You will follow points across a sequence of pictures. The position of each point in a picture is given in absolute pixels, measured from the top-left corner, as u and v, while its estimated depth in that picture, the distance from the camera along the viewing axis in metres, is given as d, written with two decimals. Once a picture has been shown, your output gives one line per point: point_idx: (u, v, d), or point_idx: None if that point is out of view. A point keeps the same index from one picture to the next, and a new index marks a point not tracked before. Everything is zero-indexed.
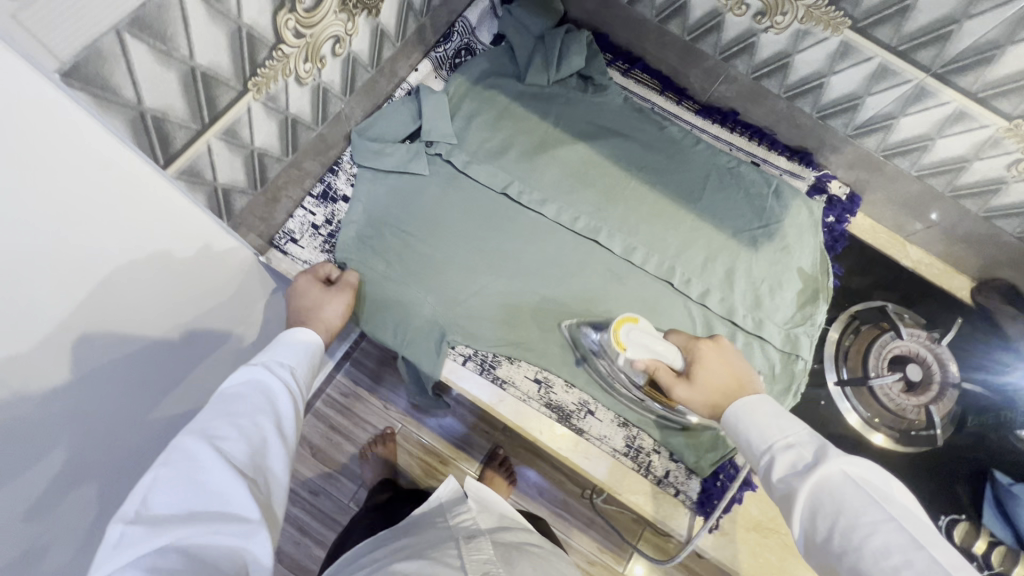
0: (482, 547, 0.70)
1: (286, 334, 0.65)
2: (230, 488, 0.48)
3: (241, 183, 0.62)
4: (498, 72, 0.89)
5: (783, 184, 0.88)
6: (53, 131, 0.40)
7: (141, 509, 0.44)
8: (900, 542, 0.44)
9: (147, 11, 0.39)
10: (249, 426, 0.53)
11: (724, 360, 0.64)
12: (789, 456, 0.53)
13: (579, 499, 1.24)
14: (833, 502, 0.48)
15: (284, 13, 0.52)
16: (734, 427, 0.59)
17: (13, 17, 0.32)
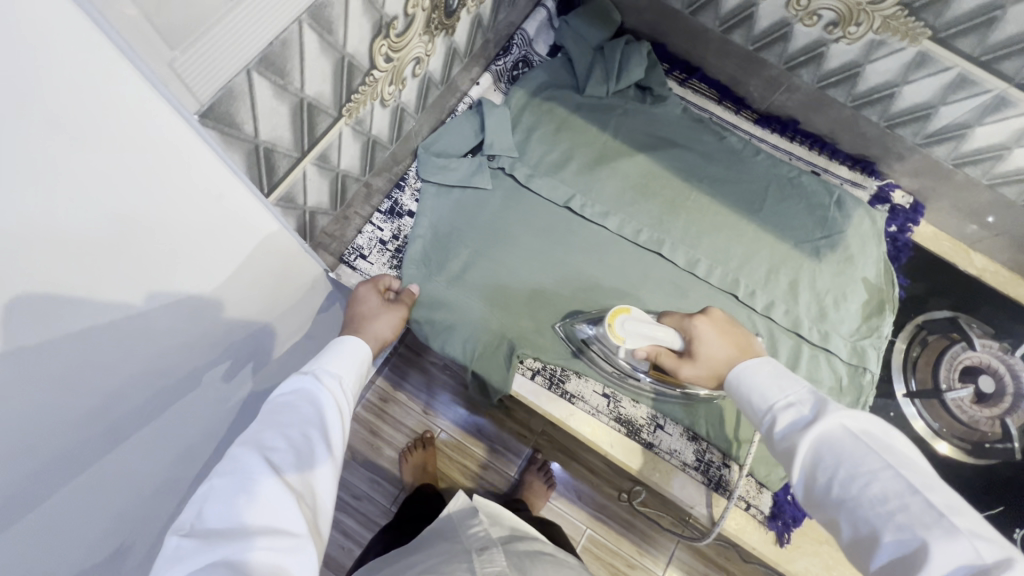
0: (494, 559, 0.72)
1: (336, 345, 0.64)
2: (278, 502, 0.45)
3: (325, 204, 0.63)
4: (557, 84, 0.89)
5: (845, 193, 0.87)
6: (188, 174, 0.39)
7: (197, 521, 0.43)
8: (898, 488, 0.43)
9: (272, 49, 0.40)
10: (298, 437, 0.51)
11: (720, 332, 0.62)
12: (790, 414, 0.52)
13: (617, 501, 1.24)
14: (832, 454, 0.47)
15: (380, 40, 0.53)
16: (738, 393, 0.58)
17: (170, 66, 0.33)
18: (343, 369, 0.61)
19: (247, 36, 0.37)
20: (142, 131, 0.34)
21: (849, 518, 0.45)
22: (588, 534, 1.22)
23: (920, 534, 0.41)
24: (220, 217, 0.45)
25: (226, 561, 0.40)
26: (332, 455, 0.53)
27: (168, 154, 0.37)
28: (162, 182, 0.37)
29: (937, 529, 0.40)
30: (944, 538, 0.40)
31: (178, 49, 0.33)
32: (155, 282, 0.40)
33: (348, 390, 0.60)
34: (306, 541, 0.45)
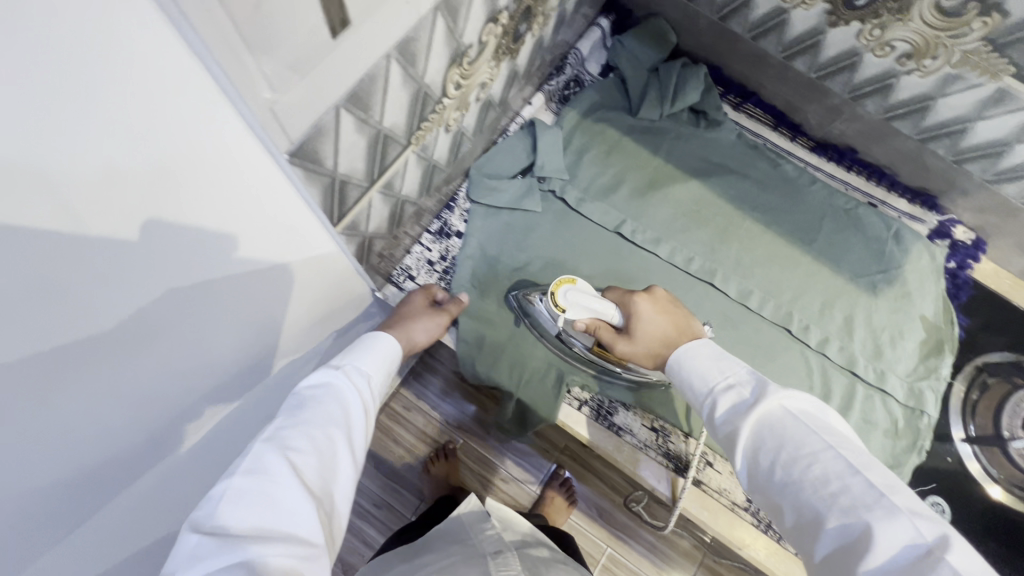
0: (507, 563, 0.69)
1: (363, 341, 0.61)
2: (298, 504, 0.42)
3: (383, 228, 0.62)
4: (610, 105, 0.88)
5: (904, 227, 0.85)
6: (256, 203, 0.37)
7: (216, 520, 0.39)
8: (837, 468, 0.40)
9: (361, 86, 0.39)
10: (323, 436, 0.48)
11: (661, 312, 0.61)
12: (731, 397, 0.50)
13: (623, 510, 1.23)
14: (774, 436, 0.44)
15: (454, 69, 0.51)
16: (677, 373, 0.56)
17: (270, 109, 0.32)
18: (371, 366, 0.58)
19: (341, 74, 0.36)
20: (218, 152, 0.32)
21: (790, 502, 0.42)
22: (608, 553, 1.21)
23: (863, 518, 0.37)
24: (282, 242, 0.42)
25: (244, 566, 0.37)
26: (353, 458, 0.50)
27: (245, 173, 0.35)
28: (231, 202, 0.35)
29: (877, 509, 0.37)
30: (884, 519, 0.37)
31: (278, 93, 0.32)
32: (197, 295, 0.38)
33: (372, 389, 0.57)
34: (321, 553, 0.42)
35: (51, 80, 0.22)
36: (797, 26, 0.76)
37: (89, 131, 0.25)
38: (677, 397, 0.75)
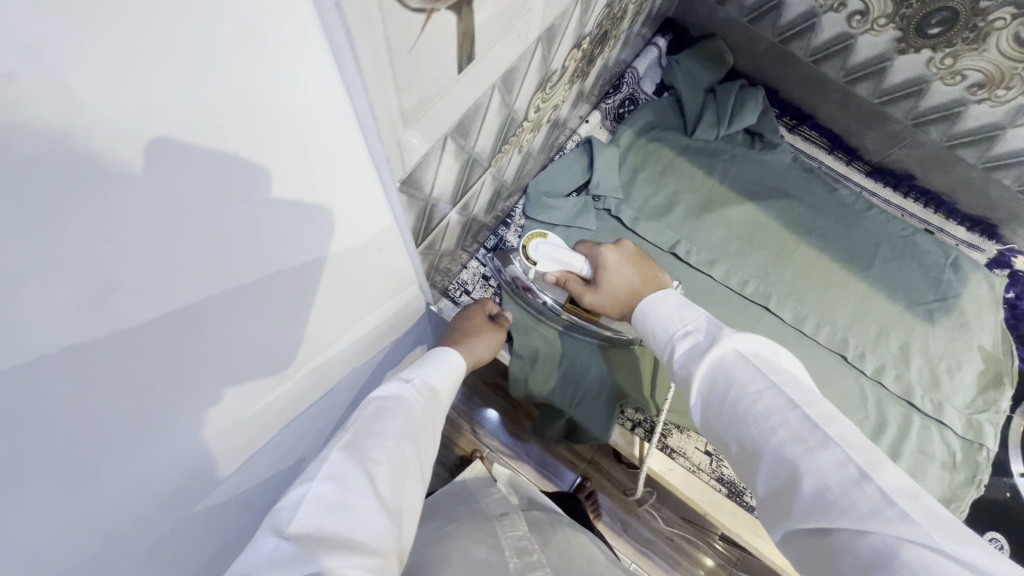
0: (515, 524, 0.68)
1: (430, 356, 0.62)
2: (372, 516, 0.41)
3: (452, 244, 0.64)
4: (664, 124, 0.88)
5: (962, 256, 0.83)
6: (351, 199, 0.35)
7: (296, 524, 0.38)
8: (779, 404, 0.40)
9: (467, 115, 0.40)
10: (396, 450, 0.47)
11: (626, 262, 0.62)
12: (687, 342, 0.50)
13: (643, 521, 1.22)
14: (725, 379, 0.44)
15: (538, 93, 0.52)
16: (641, 316, 0.57)
17: (397, 137, 0.33)
18: (438, 381, 0.58)
19: (457, 102, 0.37)
20: (337, 192, 0.33)
21: (735, 441, 0.42)
22: (633, 568, 1.19)
23: (796, 452, 0.38)
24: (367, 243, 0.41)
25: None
26: (422, 474, 0.50)
27: (357, 206, 0.36)
28: (336, 230, 0.36)
29: (813, 443, 0.37)
30: (818, 450, 0.37)
31: (407, 122, 0.33)
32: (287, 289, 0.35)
33: (438, 406, 0.57)
34: (391, 570, 0.41)
35: (236, 117, 0.23)
36: (864, 51, 0.75)
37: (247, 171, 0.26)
38: (644, 356, 0.75)
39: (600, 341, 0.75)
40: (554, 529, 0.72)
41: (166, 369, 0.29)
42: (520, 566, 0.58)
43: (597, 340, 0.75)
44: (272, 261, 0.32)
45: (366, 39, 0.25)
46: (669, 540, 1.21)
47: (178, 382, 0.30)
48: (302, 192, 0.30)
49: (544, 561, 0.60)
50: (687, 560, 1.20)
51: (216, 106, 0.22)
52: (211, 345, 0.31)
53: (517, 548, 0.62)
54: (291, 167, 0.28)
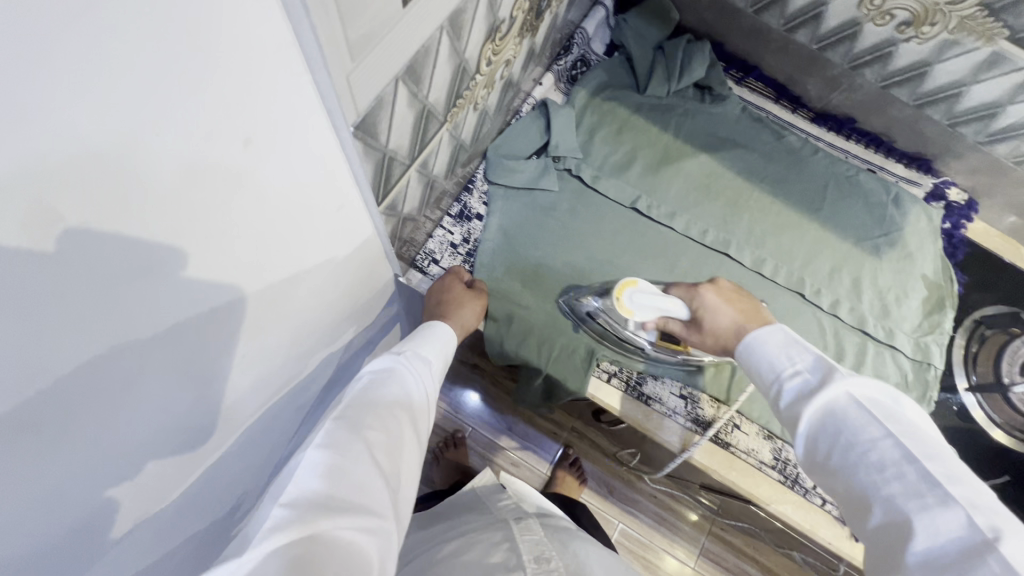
0: (533, 528, 0.66)
1: (417, 333, 0.62)
2: (370, 481, 0.41)
3: (415, 208, 0.63)
4: (617, 84, 0.89)
5: (902, 191, 0.88)
6: (300, 155, 0.35)
7: (297, 489, 0.38)
8: (894, 456, 0.40)
9: (417, 58, 0.40)
10: (388, 416, 0.47)
11: (729, 301, 0.61)
12: (796, 382, 0.50)
13: (628, 483, 1.26)
14: (836, 424, 0.45)
15: (488, 44, 0.52)
16: (746, 356, 0.56)
17: (347, 77, 0.33)
18: (432, 355, 0.59)
19: (405, 42, 0.37)
20: (289, 134, 0.33)
21: (846, 487, 0.43)
22: (620, 528, 1.23)
23: (909, 508, 0.38)
24: (325, 199, 0.42)
25: (316, 540, 0.36)
26: (417, 440, 0.50)
27: (306, 156, 0.36)
28: (287, 178, 0.36)
29: (930, 499, 0.37)
30: (936, 508, 0.37)
31: (356, 60, 0.33)
32: (249, 242, 0.36)
33: (433, 379, 0.57)
34: (391, 532, 0.41)
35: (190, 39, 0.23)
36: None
37: (192, 99, 0.25)
38: (722, 371, 0.76)
39: (682, 364, 0.76)
40: (573, 535, 0.70)
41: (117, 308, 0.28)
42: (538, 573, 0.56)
43: (680, 364, 0.76)
44: (222, 205, 0.31)
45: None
46: (653, 499, 1.25)
47: (129, 327, 0.29)
48: (250, 127, 0.29)
49: (563, 568, 0.58)
50: (671, 516, 1.24)
51: (158, 19, 0.21)
52: (164, 292, 0.30)
53: (535, 553, 0.60)
54: (232, 95, 0.27)
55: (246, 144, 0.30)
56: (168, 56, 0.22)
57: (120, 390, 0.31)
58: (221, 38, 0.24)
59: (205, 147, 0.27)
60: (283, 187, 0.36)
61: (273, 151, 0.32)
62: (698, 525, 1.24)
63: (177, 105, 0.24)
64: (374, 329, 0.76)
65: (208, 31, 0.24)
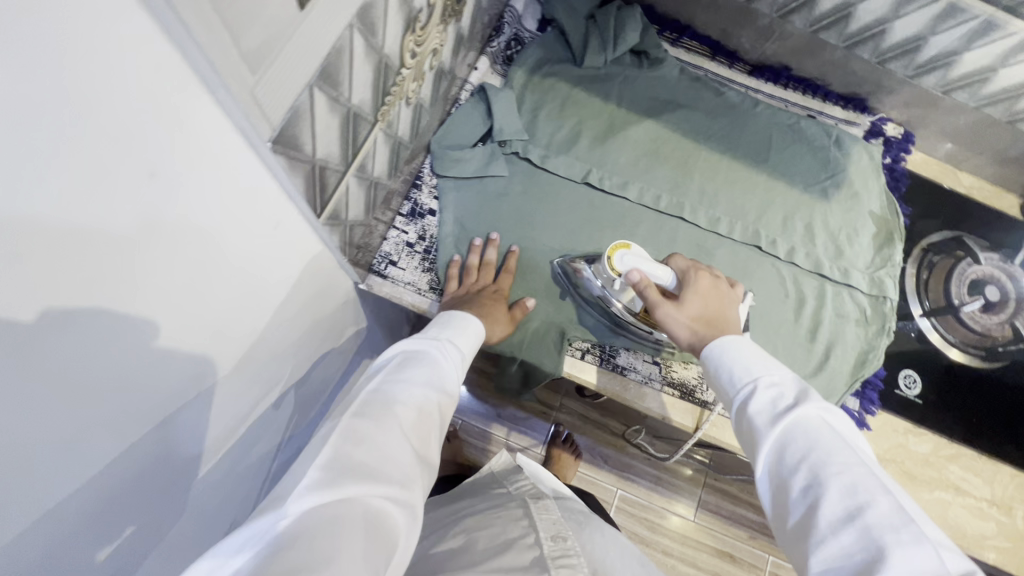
0: (549, 508, 0.66)
1: (448, 319, 0.64)
2: (397, 453, 0.44)
3: (360, 213, 0.62)
4: (554, 59, 0.88)
5: (842, 132, 0.91)
6: (237, 178, 0.35)
7: (336, 453, 0.41)
8: (868, 483, 0.39)
9: (329, 60, 0.38)
10: (422, 399, 0.50)
11: (717, 299, 0.64)
12: (770, 392, 0.48)
13: (622, 450, 1.29)
14: (808, 440, 0.43)
15: (409, 35, 0.50)
16: (715, 353, 0.55)
17: (252, 93, 0.31)
18: (463, 344, 0.61)
19: (313, 45, 0.35)
20: (202, 159, 0.32)
21: (806, 505, 0.40)
22: (619, 494, 1.26)
23: (879, 536, 0.36)
24: (271, 216, 0.42)
25: (351, 500, 0.39)
26: (443, 423, 0.52)
27: (227, 180, 0.34)
28: (230, 197, 0.36)
29: (905, 534, 0.36)
30: (911, 545, 0.35)
31: (258, 75, 0.31)
32: (201, 257, 0.37)
33: (463, 367, 0.60)
34: (415, 503, 0.43)
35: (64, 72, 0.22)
36: None
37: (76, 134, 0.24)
38: None
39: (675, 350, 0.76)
40: (589, 517, 0.69)
41: (50, 361, 0.29)
42: (554, 551, 0.57)
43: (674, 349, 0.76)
44: (136, 242, 0.31)
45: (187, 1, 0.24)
46: (648, 461, 1.28)
47: (64, 379, 0.30)
48: (150, 159, 0.28)
49: (579, 548, 0.59)
50: (667, 474, 1.27)
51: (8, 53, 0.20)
52: (92, 335, 0.31)
53: (552, 531, 0.60)
54: (126, 126, 0.26)
55: (151, 177, 0.29)
56: (38, 94, 0.22)
57: (80, 419, 0.33)
58: (84, 63, 0.23)
59: (98, 187, 0.26)
60: (235, 202, 0.37)
61: (188, 179, 0.31)
62: (693, 480, 1.27)
63: (64, 146, 0.24)
64: (333, 337, 0.75)
65: (80, 61, 0.22)
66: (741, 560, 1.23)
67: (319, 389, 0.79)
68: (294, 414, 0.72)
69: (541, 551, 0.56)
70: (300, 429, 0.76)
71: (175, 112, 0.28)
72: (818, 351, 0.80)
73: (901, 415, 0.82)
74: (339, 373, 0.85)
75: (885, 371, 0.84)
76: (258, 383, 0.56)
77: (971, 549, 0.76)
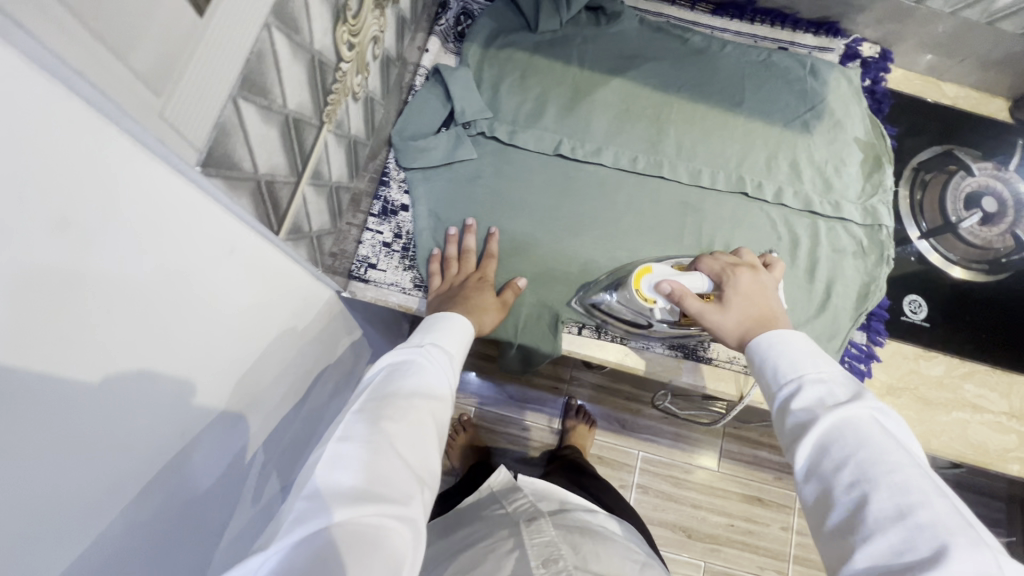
0: (543, 528, 0.65)
1: (434, 321, 0.62)
2: (383, 468, 0.42)
3: (326, 222, 0.59)
4: (506, 29, 0.84)
5: (817, 61, 0.87)
6: (173, 210, 0.33)
7: (315, 485, 0.41)
8: (922, 485, 0.40)
9: (250, 67, 0.35)
10: (406, 407, 0.48)
11: (760, 291, 0.62)
12: (819, 390, 0.48)
13: (639, 415, 1.28)
14: (857, 439, 0.43)
15: (340, 26, 0.47)
16: (761, 355, 0.55)
17: (161, 116, 0.29)
18: (451, 345, 0.59)
19: (226, 55, 0.32)
20: (121, 201, 0.29)
21: (853, 501, 0.41)
22: (642, 458, 1.26)
23: (937, 537, 0.37)
24: (220, 250, 0.40)
25: (333, 526, 0.38)
26: (439, 428, 0.50)
27: (161, 216, 0.32)
28: (169, 233, 0.34)
29: (959, 534, 0.36)
30: (967, 545, 0.36)
31: (164, 96, 0.28)
32: (155, 301, 0.35)
33: (454, 365, 0.58)
34: (413, 512, 0.42)
35: None
36: None
37: None
38: None
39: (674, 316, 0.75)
40: (584, 531, 0.68)
41: (36, 427, 0.28)
42: None
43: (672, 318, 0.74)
44: (69, 298, 0.28)
45: (52, 27, 0.22)
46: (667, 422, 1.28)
47: (58, 443, 0.30)
48: (60, 208, 0.26)
49: (572, 568, 0.58)
50: (686, 431, 1.27)
51: None
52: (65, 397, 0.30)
53: (543, 555, 0.59)
54: (29, 179, 0.24)
55: (63, 228, 0.26)
56: None
57: (64, 489, 0.31)
58: None
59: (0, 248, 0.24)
60: (174, 238, 0.34)
61: (111, 224, 0.29)
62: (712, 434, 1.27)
63: None
64: (326, 350, 0.73)
65: None
66: (771, 503, 1.24)
67: (323, 404, 0.78)
68: (300, 436, 0.71)
69: None
70: (311, 445, 0.76)
71: (75, 153, 0.25)
72: (818, 291, 0.78)
73: (910, 342, 0.81)
74: (342, 384, 0.84)
75: (888, 301, 0.82)
76: (253, 411, 0.55)
77: (994, 465, 0.75)
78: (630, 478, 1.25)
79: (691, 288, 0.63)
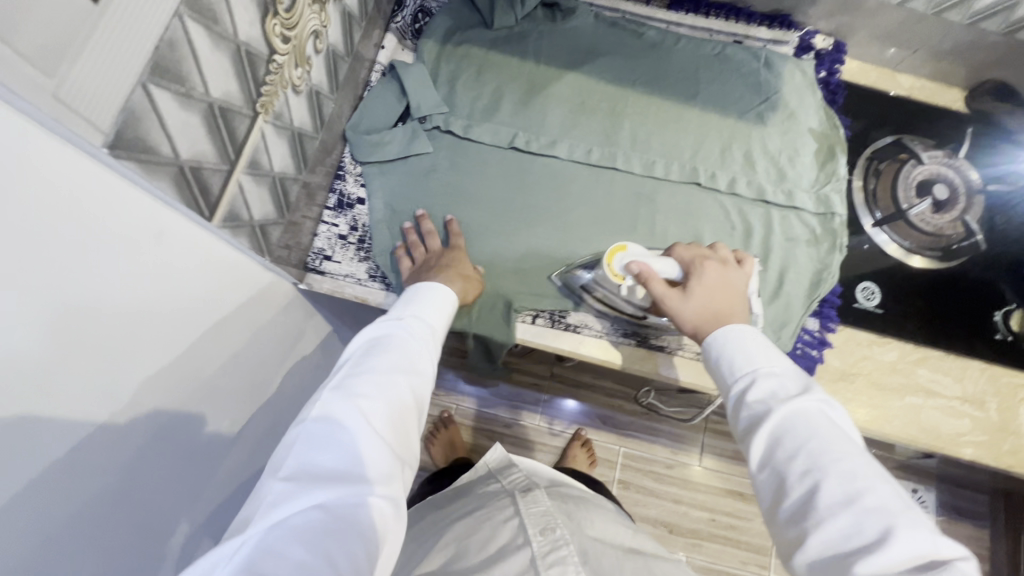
0: (538, 499, 0.65)
1: (409, 296, 0.63)
2: (366, 449, 0.44)
3: (272, 213, 0.61)
4: (462, 26, 0.86)
5: (771, 53, 0.88)
6: (80, 190, 0.34)
7: (295, 466, 0.42)
8: (868, 471, 0.41)
9: (161, 54, 0.37)
10: (386, 385, 0.49)
11: (724, 285, 0.63)
12: (771, 382, 0.50)
13: (613, 409, 1.29)
14: (809, 429, 0.45)
15: (270, 19, 0.48)
16: (723, 342, 0.56)
17: (56, 96, 0.30)
18: (430, 321, 0.60)
19: (130, 44, 0.34)
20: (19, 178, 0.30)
21: (805, 488, 0.42)
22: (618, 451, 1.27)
23: (882, 521, 0.39)
24: (149, 233, 0.41)
25: (321, 508, 0.40)
26: (420, 407, 0.52)
27: (70, 198, 0.34)
28: (84, 215, 0.35)
29: (902, 517, 0.38)
30: (909, 528, 0.38)
31: (56, 77, 0.30)
32: (78, 283, 0.36)
33: (434, 340, 0.59)
34: (393, 489, 0.44)
35: None
36: None
37: None
38: None
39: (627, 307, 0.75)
40: (577, 504, 0.69)
41: None
42: (543, 547, 0.56)
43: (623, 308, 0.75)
44: None
45: None
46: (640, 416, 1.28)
47: None
48: None
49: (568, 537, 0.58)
50: (660, 424, 1.28)
51: None
52: None
53: (541, 524, 0.60)
54: None
55: None
56: None
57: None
58: None
59: None
60: (89, 220, 0.35)
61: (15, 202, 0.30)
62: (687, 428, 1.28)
63: None
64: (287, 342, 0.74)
65: None
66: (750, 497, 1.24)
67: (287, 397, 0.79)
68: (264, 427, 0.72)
69: (532, 552, 0.56)
70: None
71: None
72: (770, 278, 0.79)
73: (865, 329, 0.82)
74: (310, 377, 0.85)
75: (841, 288, 0.83)
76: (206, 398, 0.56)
77: (947, 449, 0.76)
78: (607, 472, 1.25)
79: (659, 272, 0.64)
